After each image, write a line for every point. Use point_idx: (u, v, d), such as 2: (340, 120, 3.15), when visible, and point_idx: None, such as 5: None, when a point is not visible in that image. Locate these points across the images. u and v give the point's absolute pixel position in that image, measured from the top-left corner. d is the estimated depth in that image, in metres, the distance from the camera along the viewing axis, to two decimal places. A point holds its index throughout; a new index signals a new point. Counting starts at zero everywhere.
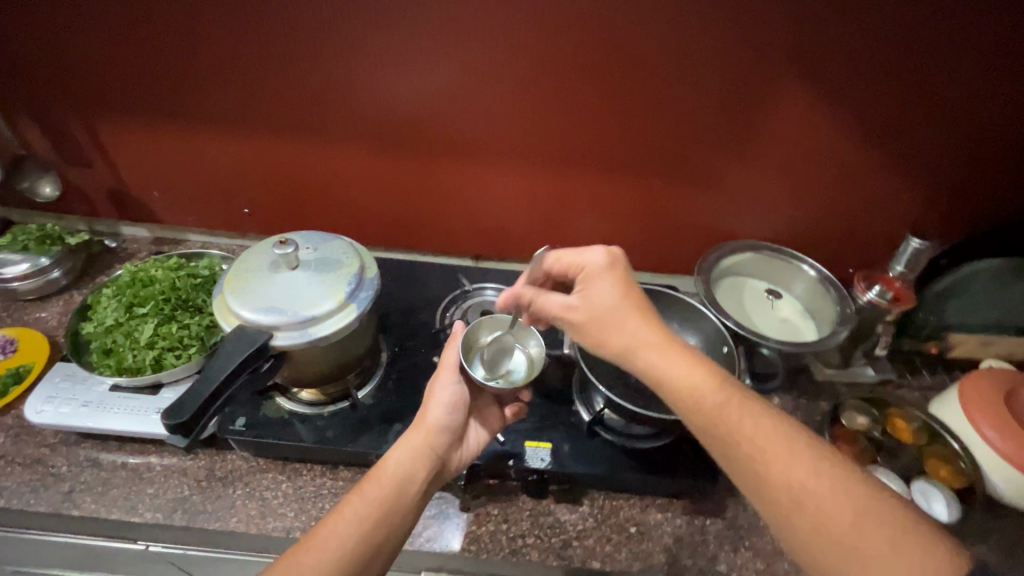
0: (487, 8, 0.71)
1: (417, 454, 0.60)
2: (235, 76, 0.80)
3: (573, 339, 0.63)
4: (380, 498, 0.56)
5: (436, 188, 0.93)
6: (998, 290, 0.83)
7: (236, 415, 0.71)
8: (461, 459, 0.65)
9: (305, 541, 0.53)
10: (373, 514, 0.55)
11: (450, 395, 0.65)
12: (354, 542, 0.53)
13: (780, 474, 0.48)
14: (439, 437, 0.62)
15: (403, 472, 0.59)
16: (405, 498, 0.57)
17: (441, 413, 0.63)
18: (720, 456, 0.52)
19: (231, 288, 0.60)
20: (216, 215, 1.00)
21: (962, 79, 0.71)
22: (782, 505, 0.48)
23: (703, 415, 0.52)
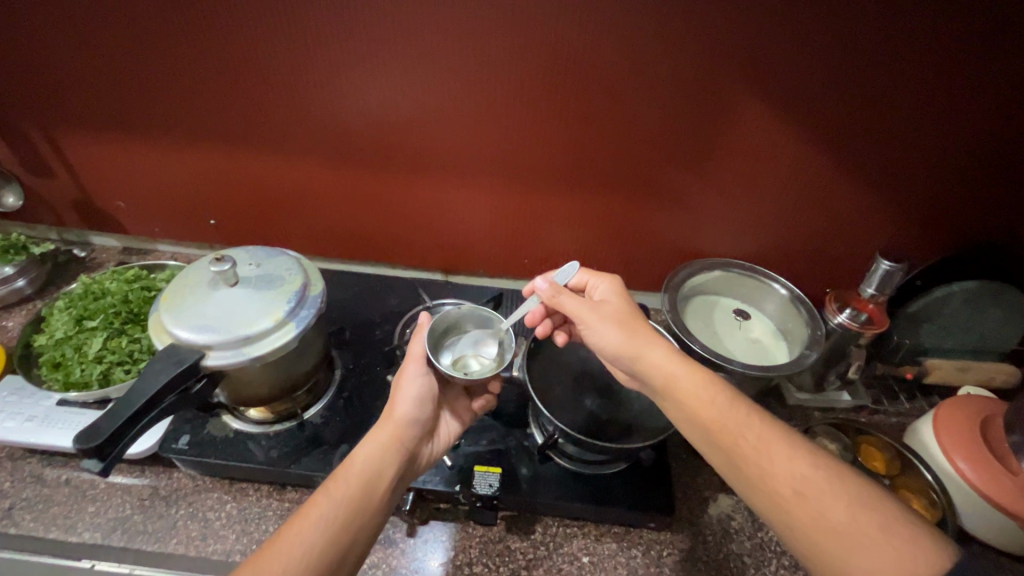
0: (438, 24, 0.69)
1: (385, 450, 0.57)
2: (189, 87, 0.79)
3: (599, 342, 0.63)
4: (349, 498, 0.52)
5: (400, 202, 0.91)
6: (972, 314, 0.82)
7: (181, 433, 0.70)
8: (433, 454, 0.64)
9: (272, 544, 0.49)
10: (343, 513, 0.51)
11: (418, 387, 0.62)
12: (321, 546, 0.49)
13: (770, 466, 0.48)
14: (408, 430, 0.60)
15: (372, 467, 0.55)
16: (374, 495, 0.54)
17: (409, 405, 0.61)
18: (711, 450, 0.52)
19: (167, 305, 0.59)
20: (184, 227, 1.00)
21: (933, 97, 0.68)
22: (783, 501, 0.46)
23: (700, 416, 0.53)
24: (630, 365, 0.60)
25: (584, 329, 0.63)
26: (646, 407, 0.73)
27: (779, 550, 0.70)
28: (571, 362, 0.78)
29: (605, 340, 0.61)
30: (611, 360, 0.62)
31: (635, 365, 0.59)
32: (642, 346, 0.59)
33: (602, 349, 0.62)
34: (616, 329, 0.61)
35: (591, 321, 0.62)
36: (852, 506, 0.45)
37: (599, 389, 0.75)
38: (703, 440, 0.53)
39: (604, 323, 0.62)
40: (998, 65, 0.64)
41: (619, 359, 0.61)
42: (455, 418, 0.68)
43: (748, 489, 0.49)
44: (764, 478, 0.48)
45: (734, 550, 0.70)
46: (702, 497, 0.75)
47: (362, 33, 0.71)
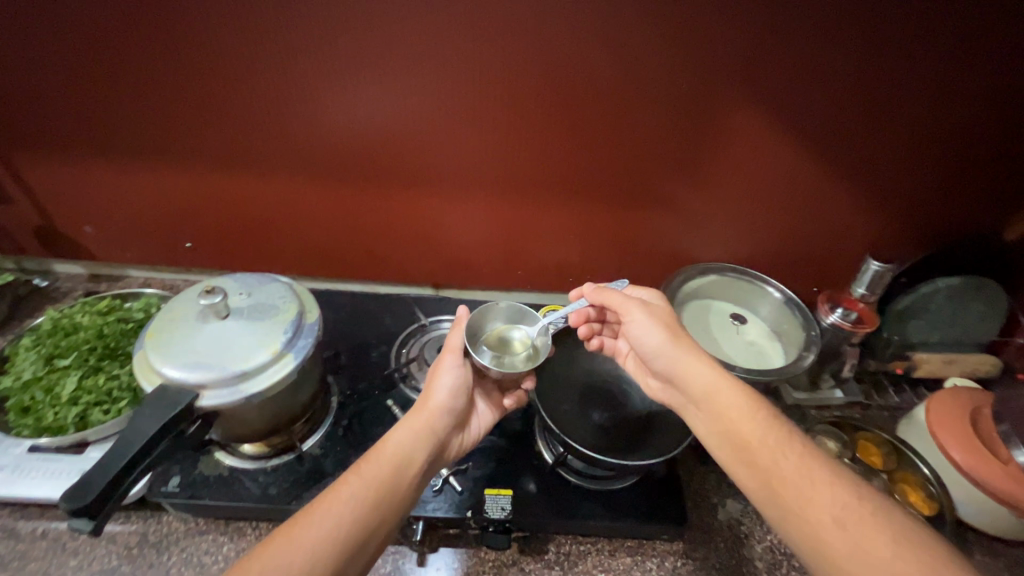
0: (420, 37, 0.67)
1: (416, 437, 0.56)
2: (159, 104, 0.74)
3: (647, 340, 0.62)
4: (379, 481, 0.51)
5: (388, 218, 0.88)
6: (955, 308, 0.84)
7: (170, 473, 0.66)
8: (462, 445, 0.64)
9: (299, 518, 0.47)
10: (372, 493, 0.50)
11: (454, 377, 0.62)
12: (349, 525, 0.48)
13: (808, 501, 0.47)
14: (441, 420, 0.59)
15: (403, 452, 0.54)
16: (404, 480, 0.53)
17: (445, 396, 0.60)
18: (735, 452, 0.53)
19: (153, 342, 0.55)
20: (157, 251, 0.95)
21: (916, 102, 0.69)
22: (823, 529, 0.45)
23: (732, 429, 0.54)
24: (671, 361, 0.60)
25: (627, 323, 0.64)
26: (653, 418, 0.73)
27: (789, 551, 0.71)
28: (576, 375, 0.78)
29: (652, 337, 0.62)
30: (653, 357, 0.62)
31: (675, 359, 0.60)
32: (680, 357, 0.60)
33: (644, 345, 0.63)
34: (660, 324, 0.62)
35: (636, 314, 0.63)
36: (898, 545, 0.42)
37: (607, 401, 0.75)
38: (735, 464, 0.53)
39: (648, 317, 0.63)
40: (979, 71, 0.66)
41: (662, 354, 0.61)
42: (489, 403, 0.69)
43: (780, 518, 0.48)
44: (803, 504, 0.47)
45: (746, 555, 0.70)
46: (711, 504, 0.75)
47: (345, 46, 0.68)
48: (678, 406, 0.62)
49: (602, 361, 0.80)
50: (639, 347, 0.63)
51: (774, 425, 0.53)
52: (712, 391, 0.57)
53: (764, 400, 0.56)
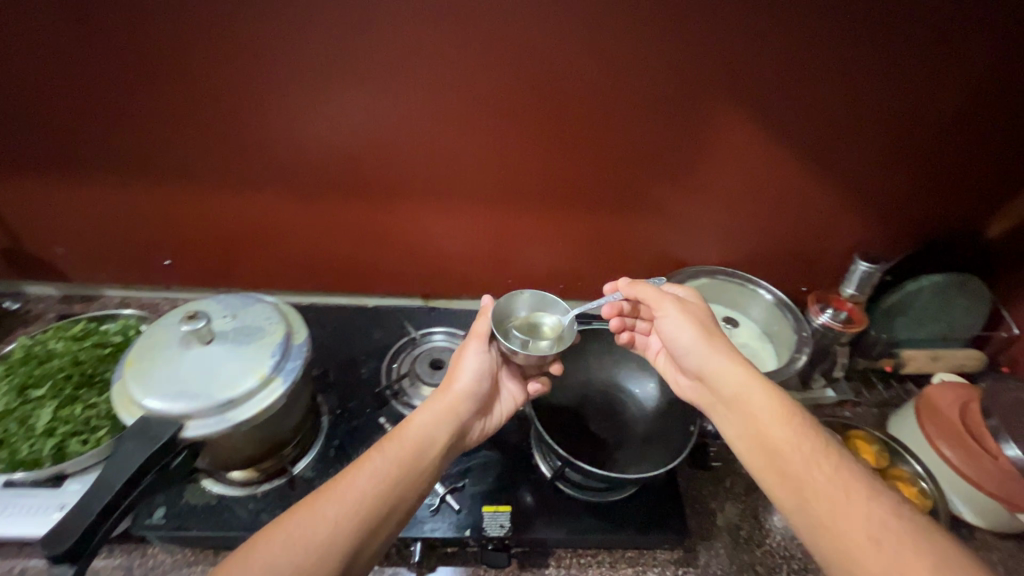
0: (399, 48, 0.64)
1: (439, 419, 0.57)
2: (128, 120, 0.71)
3: (681, 338, 0.62)
4: (401, 459, 0.52)
5: (373, 231, 0.85)
6: (940, 305, 0.86)
7: (154, 506, 0.63)
8: (484, 430, 0.64)
9: (326, 489, 0.48)
10: (394, 470, 0.51)
11: (479, 361, 0.63)
12: (372, 498, 0.49)
13: (839, 512, 0.46)
14: (465, 403, 0.60)
15: (424, 433, 0.55)
16: (424, 460, 0.54)
17: (469, 380, 0.61)
18: (760, 451, 0.53)
19: (132, 372, 0.53)
20: (134, 269, 0.91)
21: (903, 104, 0.69)
22: (857, 546, 0.44)
23: (764, 435, 0.54)
24: (701, 357, 0.61)
25: (660, 319, 0.64)
26: (650, 428, 0.73)
27: (788, 554, 0.70)
28: (571, 385, 0.77)
29: (685, 336, 0.62)
30: (684, 353, 0.62)
31: (706, 356, 0.60)
32: (711, 358, 0.60)
33: (676, 341, 0.63)
34: (693, 321, 0.63)
35: (669, 310, 0.63)
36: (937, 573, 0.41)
37: (605, 412, 0.75)
38: (765, 471, 0.52)
39: (682, 314, 0.63)
40: (967, 74, 0.66)
41: (693, 350, 0.61)
42: (516, 383, 0.68)
43: (812, 531, 0.47)
44: (835, 515, 0.46)
45: (746, 560, 0.70)
46: (710, 509, 0.75)
47: (323, 57, 0.65)
48: (705, 405, 0.62)
49: (596, 370, 0.79)
50: (670, 343, 0.64)
51: (808, 434, 0.52)
52: (743, 393, 0.57)
53: (800, 409, 0.55)
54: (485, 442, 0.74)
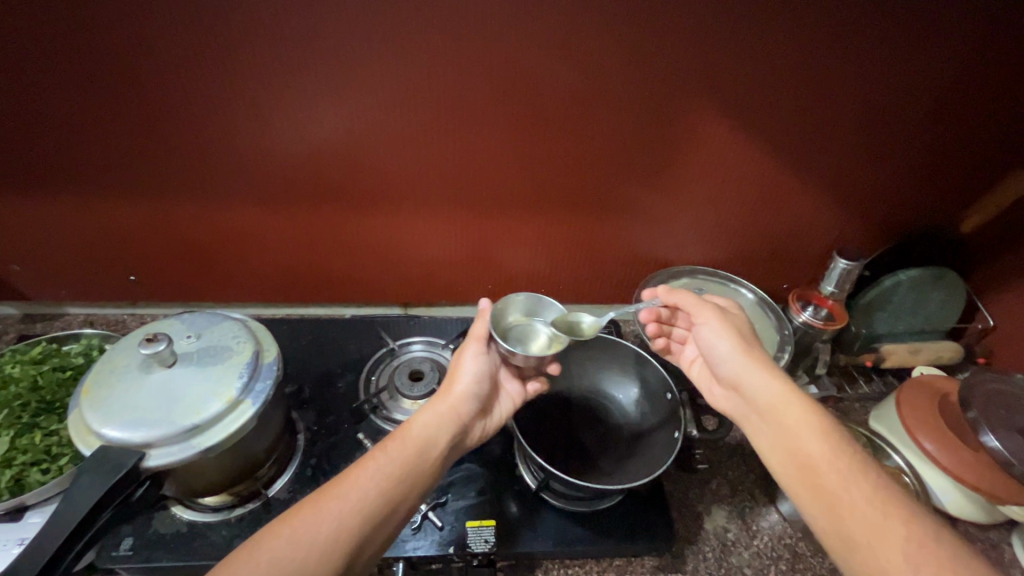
0: (364, 53, 0.62)
1: (441, 419, 0.55)
2: (82, 133, 0.67)
3: (721, 348, 0.63)
4: (404, 458, 0.51)
5: (348, 240, 0.83)
6: (917, 299, 0.86)
7: (121, 536, 0.61)
8: (484, 431, 0.62)
9: (330, 488, 0.47)
10: (397, 469, 0.50)
11: (479, 363, 0.60)
12: (375, 497, 0.47)
13: (875, 535, 0.45)
14: (466, 405, 0.58)
15: (427, 433, 0.53)
16: (426, 464, 0.52)
17: (469, 382, 0.59)
18: (792, 465, 0.53)
19: (89, 400, 0.50)
20: (99, 286, 0.87)
21: (878, 101, 0.68)
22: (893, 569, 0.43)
23: (797, 450, 0.53)
24: (739, 367, 0.61)
25: (700, 327, 0.65)
26: (636, 433, 0.72)
27: (776, 555, 0.70)
28: (553, 393, 0.76)
29: (724, 348, 0.62)
30: (720, 362, 0.63)
31: (744, 366, 0.60)
32: (750, 370, 0.60)
33: (713, 349, 0.64)
34: (732, 331, 0.63)
35: (710, 319, 0.64)
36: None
37: (589, 420, 0.74)
38: (796, 485, 0.52)
39: (722, 323, 0.64)
40: (940, 71, 0.66)
41: (729, 358, 0.62)
42: (516, 384, 0.66)
43: (843, 550, 0.47)
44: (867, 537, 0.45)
45: (734, 563, 0.69)
46: (697, 512, 0.74)
47: (285, 62, 0.62)
48: (739, 417, 0.62)
49: (579, 376, 0.78)
50: (708, 352, 0.64)
51: (845, 452, 0.51)
52: (779, 405, 0.56)
53: (840, 429, 0.54)
54: (468, 455, 0.72)
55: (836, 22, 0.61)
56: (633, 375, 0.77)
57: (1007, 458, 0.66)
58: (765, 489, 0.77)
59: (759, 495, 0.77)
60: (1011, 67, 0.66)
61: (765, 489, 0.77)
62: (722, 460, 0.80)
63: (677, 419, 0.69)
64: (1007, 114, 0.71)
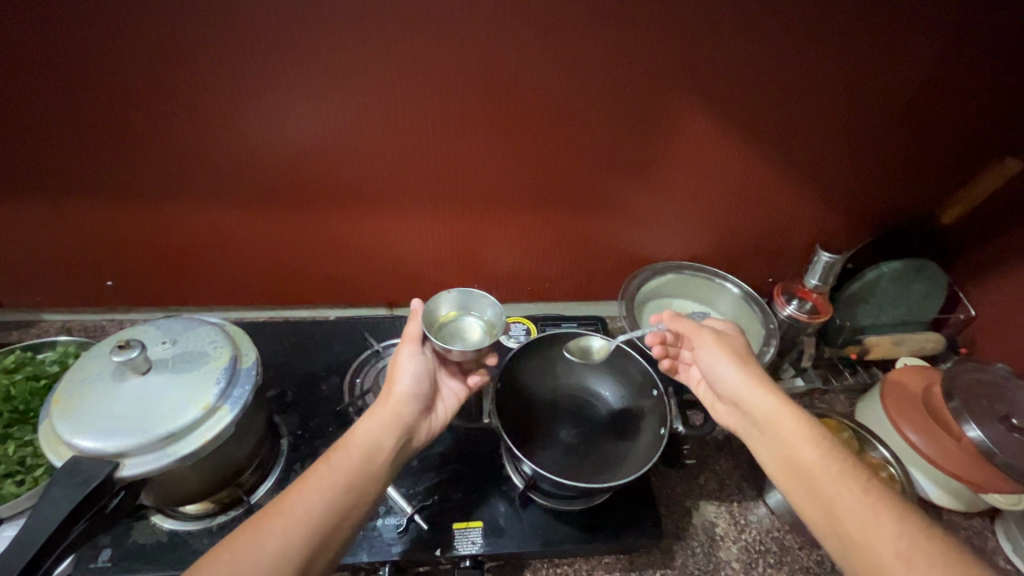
0: (340, 52, 0.60)
1: (385, 425, 0.55)
2: (48, 136, 0.65)
3: (721, 369, 0.62)
4: (349, 469, 0.50)
5: (330, 241, 0.82)
6: (899, 290, 0.87)
7: (100, 548, 0.60)
8: (431, 429, 0.61)
9: (273, 508, 0.46)
10: (343, 481, 0.49)
11: (416, 363, 0.59)
12: (320, 512, 0.47)
13: (874, 534, 0.46)
14: (407, 407, 0.58)
15: (371, 440, 0.53)
16: (374, 471, 0.51)
17: (409, 383, 0.58)
18: (797, 480, 0.52)
19: (59, 410, 0.49)
20: (74, 292, 0.85)
21: (858, 95, 0.68)
22: (887, 563, 0.44)
23: (794, 457, 0.53)
24: (737, 386, 0.60)
25: (698, 350, 0.64)
26: (621, 429, 0.72)
27: (763, 548, 0.70)
28: (539, 392, 0.76)
29: (724, 369, 0.61)
30: (720, 382, 0.62)
31: (743, 385, 0.60)
32: (749, 388, 0.59)
33: (711, 367, 0.63)
34: (728, 351, 0.62)
35: (707, 341, 0.64)
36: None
37: (576, 417, 0.73)
38: (795, 491, 0.52)
39: (718, 344, 0.63)
40: (916, 66, 0.66)
41: (728, 377, 0.61)
42: (458, 381, 0.66)
43: (842, 549, 0.47)
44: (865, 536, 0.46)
45: (722, 557, 0.69)
46: (685, 508, 0.74)
47: (258, 62, 0.60)
48: (743, 433, 0.61)
49: (565, 374, 0.78)
50: (707, 370, 0.63)
51: (837, 454, 0.52)
52: (778, 420, 0.56)
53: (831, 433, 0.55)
54: (454, 456, 0.72)
55: (814, 18, 0.61)
56: (618, 372, 0.76)
57: (988, 447, 0.67)
58: (752, 483, 0.78)
59: (747, 489, 0.77)
60: (985, 62, 0.66)
61: (753, 483, 0.78)
62: (710, 455, 0.80)
63: (663, 411, 0.70)
64: (982, 107, 0.71)
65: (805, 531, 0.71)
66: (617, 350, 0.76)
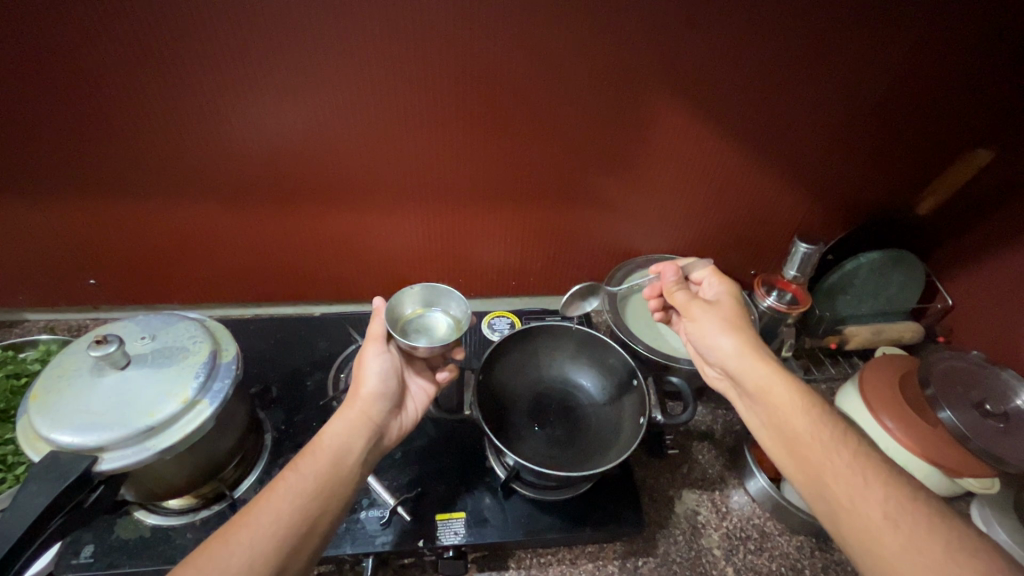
0: (315, 50, 0.60)
1: (355, 426, 0.55)
2: (22, 136, 0.65)
3: (714, 339, 0.63)
4: (318, 473, 0.50)
5: (313, 238, 0.82)
6: (878, 281, 0.88)
7: (82, 543, 0.60)
8: (402, 427, 0.62)
9: (241, 517, 0.47)
10: (313, 485, 0.50)
11: (381, 362, 0.60)
12: (290, 518, 0.47)
13: (861, 500, 0.47)
14: (376, 406, 0.58)
15: (340, 441, 0.53)
16: (344, 472, 0.52)
17: (376, 382, 0.59)
18: (784, 446, 0.54)
19: (37, 406, 0.49)
20: (56, 292, 0.85)
21: (830, 88, 0.70)
22: (873, 525, 0.45)
23: (783, 423, 0.55)
24: (727, 356, 0.61)
25: (691, 320, 0.66)
26: (603, 420, 0.73)
27: (744, 535, 0.72)
28: (523, 386, 0.77)
29: (717, 340, 0.62)
30: (712, 350, 0.63)
31: (733, 354, 0.61)
32: (741, 358, 0.60)
33: (703, 335, 0.65)
34: (722, 324, 0.63)
35: (699, 313, 0.65)
36: (949, 550, 0.42)
37: (559, 409, 0.74)
38: (784, 455, 0.54)
39: (711, 317, 0.64)
40: (890, 60, 0.67)
41: (720, 347, 0.62)
42: (426, 378, 0.67)
43: (830, 511, 0.49)
44: (854, 502, 0.47)
45: (703, 545, 0.70)
46: (668, 497, 0.75)
47: (236, 60, 0.60)
48: (733, 396, 0.63)
49: (547, 366, 0.79)
50: (700, 339, 0.65)
51: (825, 420, 0.53)
52: (766, 389, 0.57)
53: (820, 399, 0.56)
54: (438, 448, 0.73)
55: (790, 12, 0.61)
56: (599, 364, 0.77)
57: (962, 431, 0.68)
58: (734, 471, 0.79)
59: (728, 478, 0.78)
60: (957, 54, 0.67)
61: (735, 471, 0.79)
62: (692, 445, 0.81)
63: (641, 401, 0.71)
64: (953, 100, 0.73)
65: (785, 518, 0.72)
66: (598, 343, 0.77)
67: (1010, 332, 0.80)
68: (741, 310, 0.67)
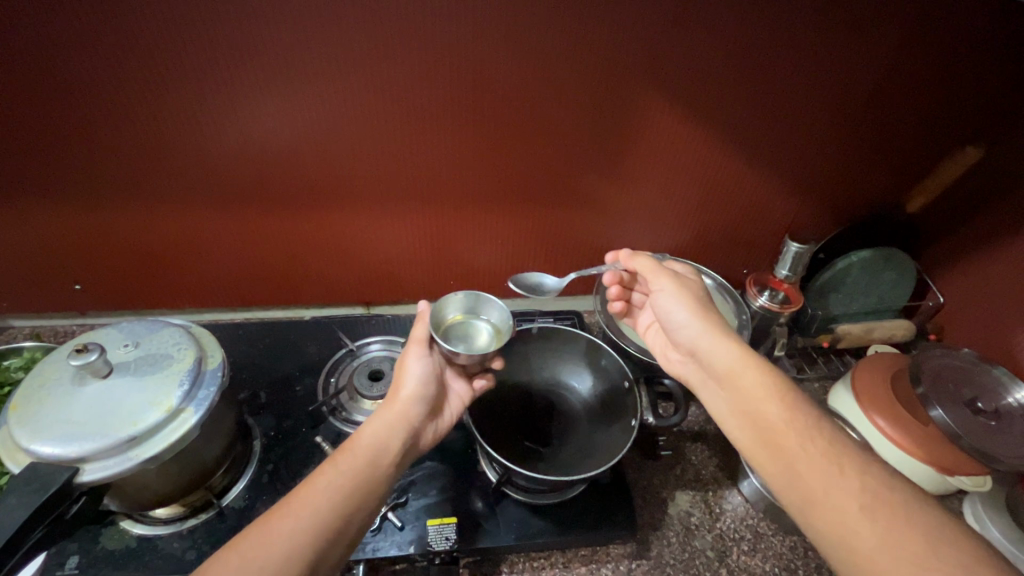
0: (307, 53, 0.60)
1: (391, 427, 0.55)
2: (7, 139, 0.63)
3: (677, 313, 0.64)
4: (356, 472, 0.50)
5: (303, 241, 0.81)
6: (871, 279, 0.89)
7: (68, 554, 0.59)
8: (436, 433, 0.61)
9: (279, 509, 0.46)
10: (349, 484, 0.49)
11: (423, 365, 0.60)
12: (328, 513, 0.46)
13: (835, 493, 0.46)
14: (415, 408, 0.57)
15: (378, 443, 0.53)
16: (380, 473, 0.51)
17: (414, 385, 0.58)
18: (751, 433, 0.53)
19: (15, 417, 0.48)
20: (44, 296, 0.84)
21: (824, 87, 0.69)
22: (852, 520, 0.44)
23: (755, 411, 0.54)
24: (694, 333, 0.62)
25: (656, 293, 0.66)
26: (597, 423, 0.72)
27: (737, 536, 0.71)
28: (514, 389, 0.76)
29: (679, 312, 0.63)
30: (678, 327, 0.64)
31: (699, 330, 0.61)
32: (705, 333, 0.60)
33: (670, 314, 0.64)
34: (689, 299, 0.64)
35: (665, 286, 0.66)
36: (930, 543, 0.41)
37: (552, 413, 0.74)
38: (753, 445, 0.53)
39: (677, 289, 0.65)
40: (886, 57, 0.67)
41: (686, 324, 0.63)
42: (462, 382, 0.66)
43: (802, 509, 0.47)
44: (825, 493, 0.46)
45: (697, 547, 0.70)
46: (661, 499, 0.75)
47: (228, 65, 0.60)
48: (695, 379, 0.63)
49: (540, 368, 0.78)
50: (663, 313, 0.65)
51: (801, 411, 0.52)
52: (736, 370, 0.57)
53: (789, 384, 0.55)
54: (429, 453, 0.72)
55: (785, 11, 0.61)
56: (593, 367, 0.77)
57: (952, 429, 0.68)
58: (727, 472, 0.78)
59: (721, 479, 0.78)
60: (951, 53, 0.67)
61: (727, 472, 0.78)
62: (685, 446, 0.81)
63: (635, 402, 0.70)
64: (946, 98, 0.73)
65: (779, 519, 0.72)
66: (591, 346, 0.77)
67: (1000, 330, 0.81)
68: (704, 293, 0.67)
